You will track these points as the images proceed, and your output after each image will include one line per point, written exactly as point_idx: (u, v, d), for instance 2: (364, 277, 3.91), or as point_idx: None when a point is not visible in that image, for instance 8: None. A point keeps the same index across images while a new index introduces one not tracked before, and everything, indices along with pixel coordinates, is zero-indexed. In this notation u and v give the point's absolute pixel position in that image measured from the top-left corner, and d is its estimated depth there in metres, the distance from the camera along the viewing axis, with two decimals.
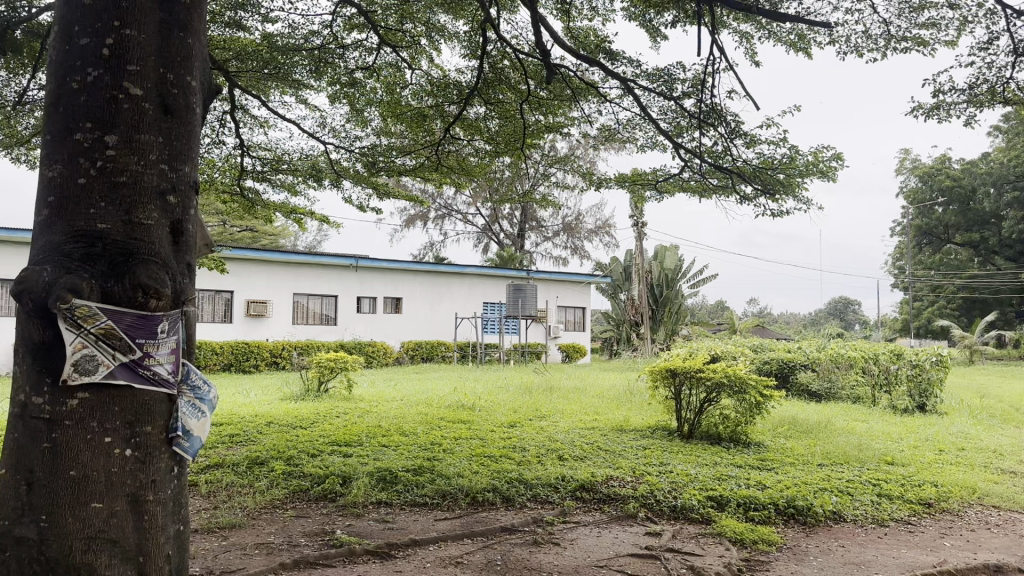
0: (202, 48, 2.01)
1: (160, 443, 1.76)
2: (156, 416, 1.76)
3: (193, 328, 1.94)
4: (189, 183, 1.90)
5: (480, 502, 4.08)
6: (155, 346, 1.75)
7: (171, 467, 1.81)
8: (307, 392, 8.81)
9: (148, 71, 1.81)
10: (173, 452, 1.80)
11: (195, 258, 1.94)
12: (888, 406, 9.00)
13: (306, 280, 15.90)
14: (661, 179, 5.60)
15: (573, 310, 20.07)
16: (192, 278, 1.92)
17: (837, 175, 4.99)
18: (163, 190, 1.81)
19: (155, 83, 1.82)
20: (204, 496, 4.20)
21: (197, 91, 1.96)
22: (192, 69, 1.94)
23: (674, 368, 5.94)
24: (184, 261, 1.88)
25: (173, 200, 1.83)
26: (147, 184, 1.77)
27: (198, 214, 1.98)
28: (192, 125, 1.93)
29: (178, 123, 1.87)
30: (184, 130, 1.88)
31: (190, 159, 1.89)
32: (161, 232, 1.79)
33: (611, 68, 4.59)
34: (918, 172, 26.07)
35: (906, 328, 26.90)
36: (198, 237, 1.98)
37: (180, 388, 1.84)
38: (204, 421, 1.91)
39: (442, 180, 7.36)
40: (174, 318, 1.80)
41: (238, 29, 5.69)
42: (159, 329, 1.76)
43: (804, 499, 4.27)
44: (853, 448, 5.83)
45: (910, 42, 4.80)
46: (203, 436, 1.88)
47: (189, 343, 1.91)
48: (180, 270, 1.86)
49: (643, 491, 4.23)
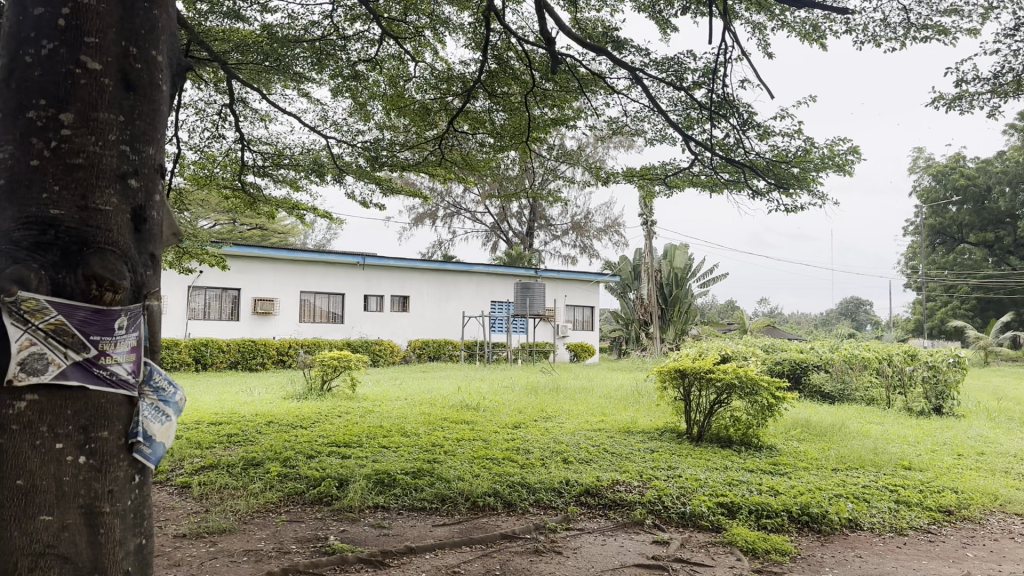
0: (168, 25, 1.95)
1: (118, 450, 1.67)
2: (115, 420, 1.67)
3: (157, 324, 1.86)
4: (153, 166, 1.84)
5: (481, 507, 3.93)
6: (112, 344, 1.67)
7: (132, 476, 1.71)
8: (310, 391, 8.68)
9: (109, 46, 1.75)
10: (135, 459, 1.71)
11: (158, 247, 1.88)
12: (902, 408, 8.82)
13: (312, 278, 15.79)
14: (670, 175, 5.43)
15: (582, 309, 19.91)
16: (155, 268, 1.85)
17: (853, 169, 4.81)
18: (123, 172, 1.74)
19: (117, 59, 1.76)
20: (196, 500, 4.07)
21: (163, 67, 1.91)
22: (158, 43, 1.88)
23: (683, 369, 5.77)
24: (146, 251, 1.81)
25: (134, 184, 1.77)
26: (105, 166, 1.71)
27: (164, 202, 1.92)
28: (157, 104, 1.87)
29: (141, 100, 1.81)
30: (148, 109, 1.82)
31: (152, 140, 1.83)
32: (121, 219, 1.72)
33: (619, 57, 4.43)
34: (932, 171, 25.80)
35: (919, 328, 26.60)
36: (164, 226, 1.92)
37: (142, 389, 1.76)
38: (168, 424, 1.82)
39: (447, 176, 7.20)
40: (133, 312, 1.73)
41: (237, 20, 5.53)
42: (116, 325, 1.68)
43: (818, 506, 4.11)
44: (868, 452, 5.65)
45: (931, 31, 4.62)
46: (167, 440, 1.80)
47: (152, 341, 1.84)
48: (142, 260, 1.79)
49: (650, 496, 4.06)
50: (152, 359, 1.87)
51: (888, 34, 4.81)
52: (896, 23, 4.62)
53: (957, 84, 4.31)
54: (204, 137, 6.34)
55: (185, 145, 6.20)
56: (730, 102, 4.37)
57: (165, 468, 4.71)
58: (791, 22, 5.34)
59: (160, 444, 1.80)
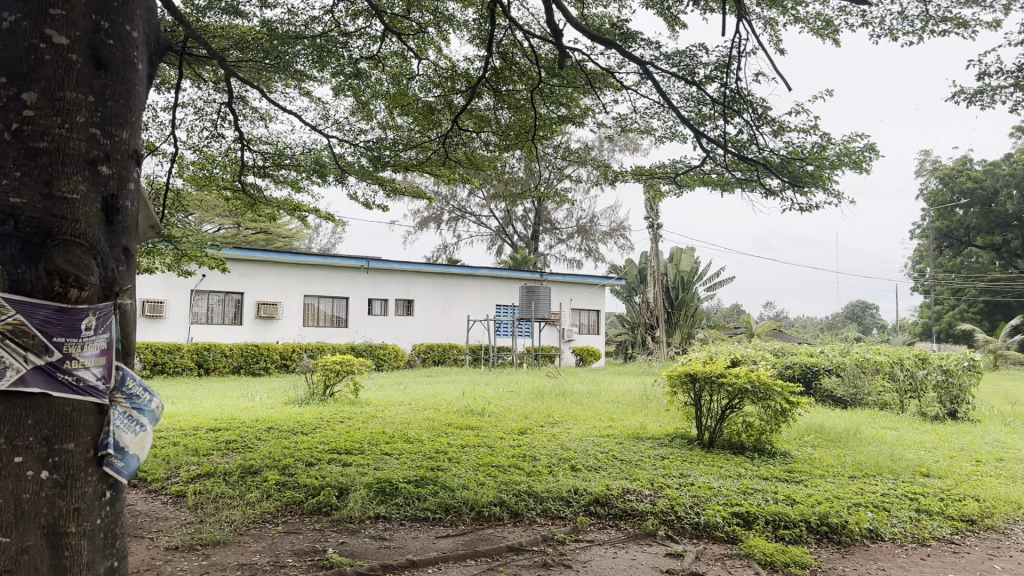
0: (141, 15, 2.04)
1: (85, 463, 1.70)
2: (85, 429, 1.70)
3: (130, 325, 1.91)
4: (124, 151, 1.91)
5: (486, 517, 3.78)
6: (78, 346, 1.70)
7: (100, 492, 1.75)
8: (313, 396, 8.55)
9: (79, 19, 1.81)
10: (106, 472, 1.76)
11: (131, 240, 1.94)
12: (915, 412, 8.64)
13: (316, 281, 15.67)
14: (680, 174, 5.28)
15: (587, 313, 19.75)
16: (128, 260, 1.91)
17: (870, 166, 4.66)
18: (93, 158, 1.80)
19: (89, 37, 1.83)
20: (191, 510, 3.93)
21: (137, 43, 2.00)
22: (131, 18, 1.97)
23: (694, 373, 5.61)
24: (119, 243, 1.87)
25: (105, 169, 1.83)
26: (72, 150, 1.75)
27: (138, 190, 2.00)
28: (130, 83, 1.95)
29: (112, 77, 1.88)
30: (120, 88, 1.90)
31: (124, 122, 1.90)
32: (91, 211, 1.77)
33: (629, 51, 4.28)
34: (939, 174, 25.61)
35: (927, 332, 26.35)
36: (137, 217, 1.98)
37: (113, 396, 1.80)
38: (143, 434, 1.88)
39: (451, 176, 7.04)
40: (102, 311, 1.77)
41: (235, 16, 5.41)
42: (83, 326, 1.71)
43: (838, 515, 3.94)
44: (885, 458, 5.48)
45: (950, 23, 4.47)
46: (140, 451, 1.85)
47: (124, 342, 1.88)
48: (114, 254, 1.85)
49: (662, 506, 3.90)
50: (126, 364, 1.92)
51: (905, 27, 4.66)
52: (913, 16, 4.48)
53: (979, 77, 4.17)
54: (203, 137, 6.21)
55: (183, 145, 6.08)
56: (743, 97, 4.22)
57: (161, 475, 4.59)
58: (803, 17, 5.19)
59: (134, 455, 1.85)
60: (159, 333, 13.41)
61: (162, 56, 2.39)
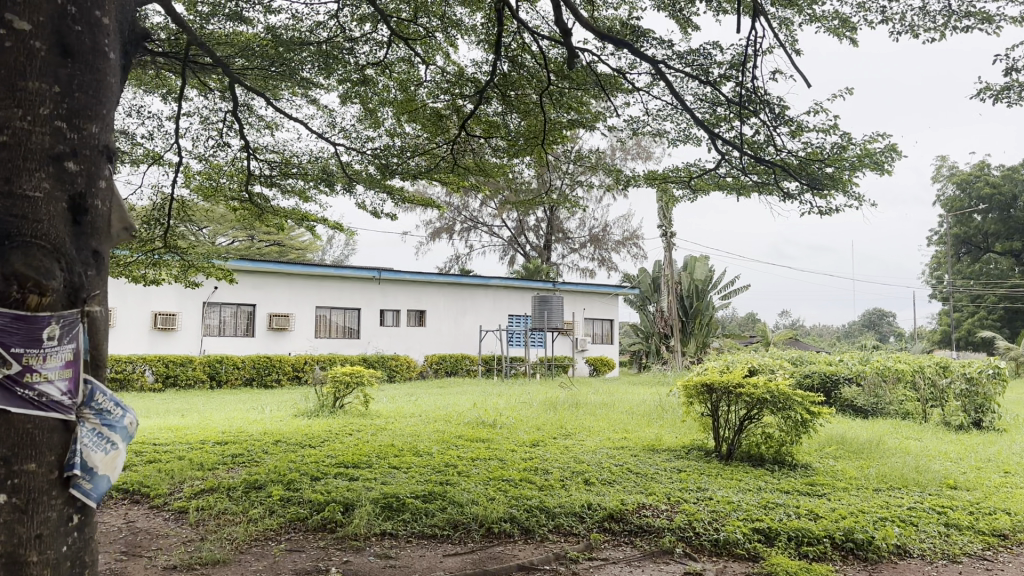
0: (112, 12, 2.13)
1: (49, 486, 1.76)
2: (50, 449, 1.76)
3: (98, 334, 1.97)
4: (94, 146, 1.99)
5: (496, 534, 3.64)
6: (40, 357, 1.75)
7: (67, 515, 1.81)
8: (322, 408, 8.42)
9: (43, 5, 1.90)
10: (73, 494, 1.82)
11: (101, 242, 2.01)
12: (939, 422, 8.43)
13: (328, 292, 15.59)
14: (695, 177, 5.14)
15: (601, 322, 19.58)
16: (96, 264, 1.98)
17: (892, 167, 4.50)
18: (59, 154, 1.88)
19: (57, 26, 1.92)
20: (192, 526, 3.81)
21: (108, 32, 2.08)
22: (102, 5, 2.06)
23: (712, 383, 5.45)
24: (87, 246, 1.94)
25: (72, 165, 1.91)
26: (36, 145, 1.84)
27: (110, 191, 2.08)
28: (99, 72, 2.04)
29: (79, 64, 1.97)
30: (88, 78, 1.98)
31: (91, 116, 1.98)
32: (55, 211, 1.84)
33: (641, 50, 4.15)
34: (955, 180, 25.47)
35: (946, 340, 25.95)
36: (107, 219, 2.06)
37: (82, 412, 1.85)
38: (114, 452, 1.92)
39: (460, 183, 6.92)
40: (67, 320, 1.81)
41: (240, 22, 5.30)
42: (45, 335, 1.76)
43: (863, 531, 3.77)
44: (910, 470, 5.28)
45: (974, 18, 4.32)
46: (109, 471, 1.90)
47: (92, 354, 1.94)
48: (82, 258, 1.92)
49: (680, 522, 3.75)
50: (96, 375, 1.96)
51: (926, 24, 4.52)
52: (936, 12, 4.33)
53: (1006, 73, 4.01)
54: (209, 146, 6.14)
55: (189, 154, 6.01)
56: (760, 96, 4.08)
57: (165, 491, 4.47)
58: (819, 15, 5.06)
59: (106, 475, 1.91)
60: (171, 346, 13.38)
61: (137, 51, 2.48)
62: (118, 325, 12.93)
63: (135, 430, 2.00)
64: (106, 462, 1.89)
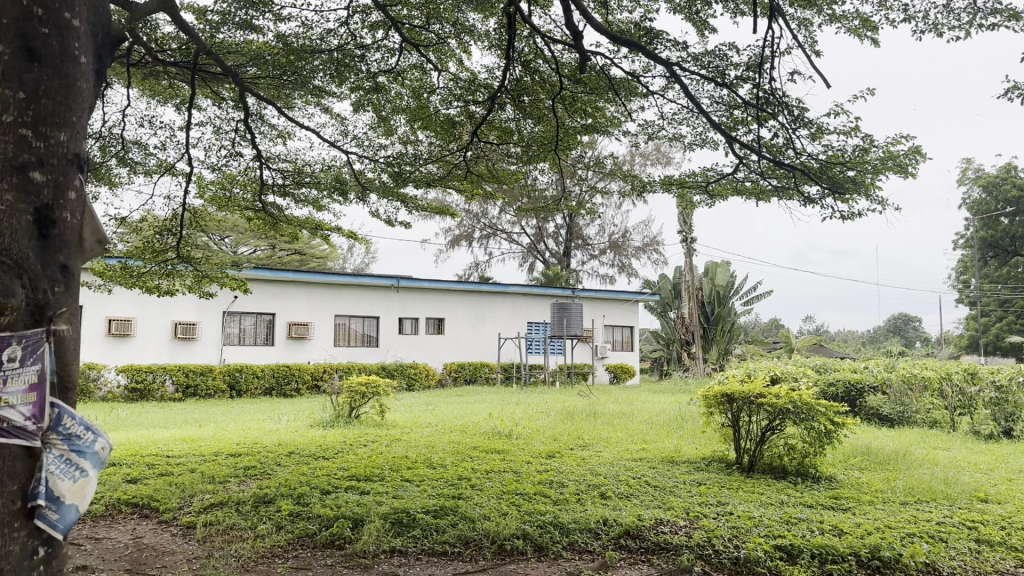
0: (82, 16, 2.32)
1: (16, 513, 1.94)
2: (14, 478, 1.93)
3: (66, 354, 2.13)
4: (61, 154, 2.16)
5: (508, 551, 3.54)
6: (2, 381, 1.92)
7: (31, 547, 1.97)
8: (337, 419, 8.35)
9: (10, 8, 2.09)
10: (39, 522, 1.99)
11: (70, 257, 2.17)
12: (967, 431, 8.20)
13: (347, 301, 15.56)
14: (712, 181, 5.04)
15: (621, 329, 19.42)
16: (63, 274, 2.14)
17: (916, 169, 4.36)
18: (26, 164, 2.05)
19: (22, 29, 2.11)
20: (198, 543, 3.74)
21: (78, 36, 2.27)
22: (72, 8, 2.24)
23: (732, 393, 5.32)
24: (54, 262, 2.10)
25: (38, 175, 2.08)
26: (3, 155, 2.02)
27: (80, 204, 2.24)
28: (68, 78, 2.22)
29: (46, 68, 2.15)
30: (55, 83, 2.17)
31: (58, 123, 2.16)
32: (20, 225, 2.01)
33: (655, 53, 4.05)
34: (981, 182, 25.11)
35: (975, 345, 25.45)
36: (78, 233, 2.22)
37: (49, 438, 2.02)
38: (83, 480, 2.08)
39: (474, 191, 6.84)
40: (30, 340, 1.98)
41: (250, 31, 5.26)
42: (9, 355, 1.93)
43: (891, 548, 3.62)
44: (939, 482, 5.11)
45: (1001, 15, 4.18)
46: (77, 498, 2.06)
47: (60, 376, 2.11)
48: (49, 273, 2.07)
49: (699, 539, 3.62)
50: (65, 399, 2.13)
51: (950, 22, 4.39)
52: (960, 9, 4.20)
53: None
54: (221, 155, 6.10)
55: (201, 164, 5.97)
56: (778, 97, 3.97)
57: (174, 505, 4.41)
58: (839, 15, 4.93)
59: (73, 504, 2.07)
60: (191, 356, 13.41)
61: (112, 51, 2.64)
62: (139, 335, 12.98)
63: (107, 456, 2.16)
64: (76, 490, 2.05)
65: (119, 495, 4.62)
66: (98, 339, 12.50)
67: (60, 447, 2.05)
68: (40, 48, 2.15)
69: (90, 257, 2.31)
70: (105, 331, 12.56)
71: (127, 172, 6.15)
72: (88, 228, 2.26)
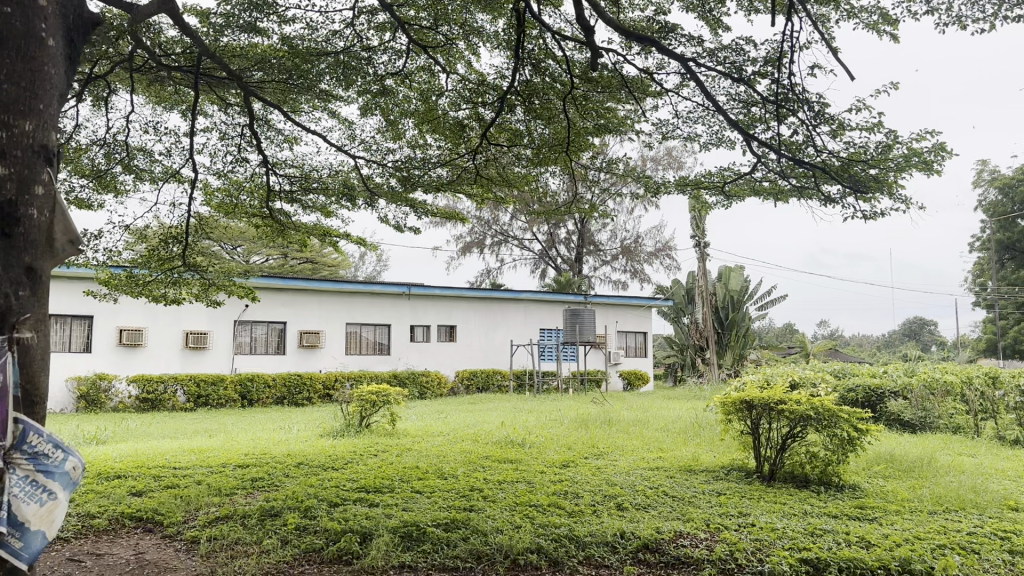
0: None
1: None
2: None
3: (29, 365, 2.24)
4: (25, 147, 2.29)
5: (522, 567, 3.41)
6: None
7: None
8: (347, 428, 8.23)
9: None
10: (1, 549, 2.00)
11: (34, 259, 2.28)
12: (993, 437, 7.97)
13: (358, 309, 15.46)
14: (729, 182, 4.90)
15: (634, 335, 19.24)
16: (27, 275, 2.26)
17: (941, 166, 4.21)
18: None
19: None
20: (202, 558, 3.62)
21: (48, 23, 2.46)
22: None
23: (750, 399, 5.16)
24: (17, 263, 2.22)
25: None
26: None
27: (55, 208, 2.41)
28: (35, 67, 2.39)
29: (9, 48, 2.34)
30: (19, 67, 2.35)
31: (21, 110, 2.32)
32: None
33: (669, 48, 3.92)
34: (997, 184, 24.82)
35: (993, 348, 25.10)
36: (47, 233, 2.36)
37: (12, 460, 2.04)
38: (53, 503, 2.09)
39: (484, 195, 6.73)
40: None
41: (255, 34, 5.17)
42: None
43: (922, 561, 3.45)
44: (967, 490, 4.91)
45: None
46: (46, 523, 2.07)
47: (19, 397, 2.16)
48: (9, 275, 2.20)
49: (721, 553, 3.48)
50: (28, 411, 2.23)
51: (974, 14, 4.24)
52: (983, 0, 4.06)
53: None
54: (228, 161, 6.02)
55: (207, 171, 5.89)
56: (798, 93, 3.84)
57: (179, 518, 4.31)
58: (858, 10, 4.79)
59: (40, 530, 2.07)
60: (202, 365, 13.35)
61: (87, 34, 2.83)
62: (151, 345, 12.90)
63: (79, 476, 2.15)
64: (42, 513, 2.05)
65: (123, 508, 4.52)
66: (108, 349, 12.43)
67: (27, 466, 2.07)
68: (4, 28, 2.34)
69: (63, 257, 2.45)
70: (115, 342, 12.47)
71: (133, 179, 6.08)
72: (60, 227, 2.42)
